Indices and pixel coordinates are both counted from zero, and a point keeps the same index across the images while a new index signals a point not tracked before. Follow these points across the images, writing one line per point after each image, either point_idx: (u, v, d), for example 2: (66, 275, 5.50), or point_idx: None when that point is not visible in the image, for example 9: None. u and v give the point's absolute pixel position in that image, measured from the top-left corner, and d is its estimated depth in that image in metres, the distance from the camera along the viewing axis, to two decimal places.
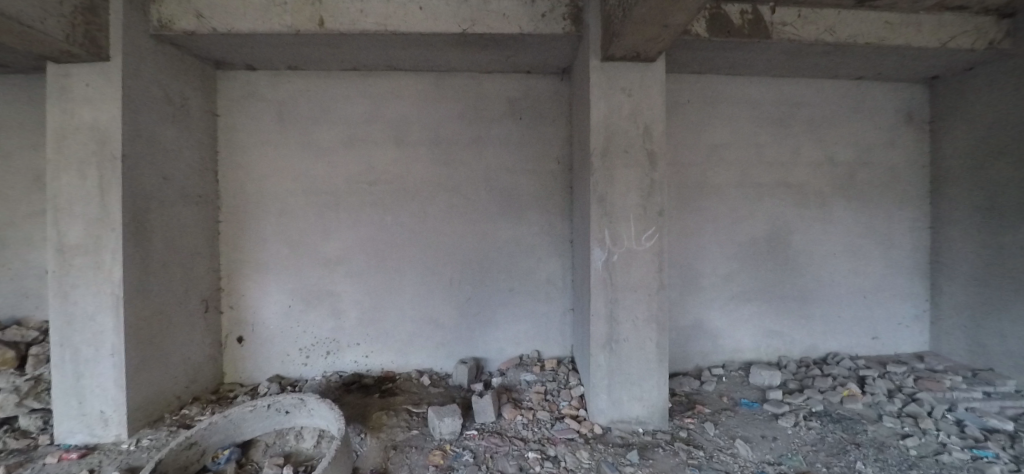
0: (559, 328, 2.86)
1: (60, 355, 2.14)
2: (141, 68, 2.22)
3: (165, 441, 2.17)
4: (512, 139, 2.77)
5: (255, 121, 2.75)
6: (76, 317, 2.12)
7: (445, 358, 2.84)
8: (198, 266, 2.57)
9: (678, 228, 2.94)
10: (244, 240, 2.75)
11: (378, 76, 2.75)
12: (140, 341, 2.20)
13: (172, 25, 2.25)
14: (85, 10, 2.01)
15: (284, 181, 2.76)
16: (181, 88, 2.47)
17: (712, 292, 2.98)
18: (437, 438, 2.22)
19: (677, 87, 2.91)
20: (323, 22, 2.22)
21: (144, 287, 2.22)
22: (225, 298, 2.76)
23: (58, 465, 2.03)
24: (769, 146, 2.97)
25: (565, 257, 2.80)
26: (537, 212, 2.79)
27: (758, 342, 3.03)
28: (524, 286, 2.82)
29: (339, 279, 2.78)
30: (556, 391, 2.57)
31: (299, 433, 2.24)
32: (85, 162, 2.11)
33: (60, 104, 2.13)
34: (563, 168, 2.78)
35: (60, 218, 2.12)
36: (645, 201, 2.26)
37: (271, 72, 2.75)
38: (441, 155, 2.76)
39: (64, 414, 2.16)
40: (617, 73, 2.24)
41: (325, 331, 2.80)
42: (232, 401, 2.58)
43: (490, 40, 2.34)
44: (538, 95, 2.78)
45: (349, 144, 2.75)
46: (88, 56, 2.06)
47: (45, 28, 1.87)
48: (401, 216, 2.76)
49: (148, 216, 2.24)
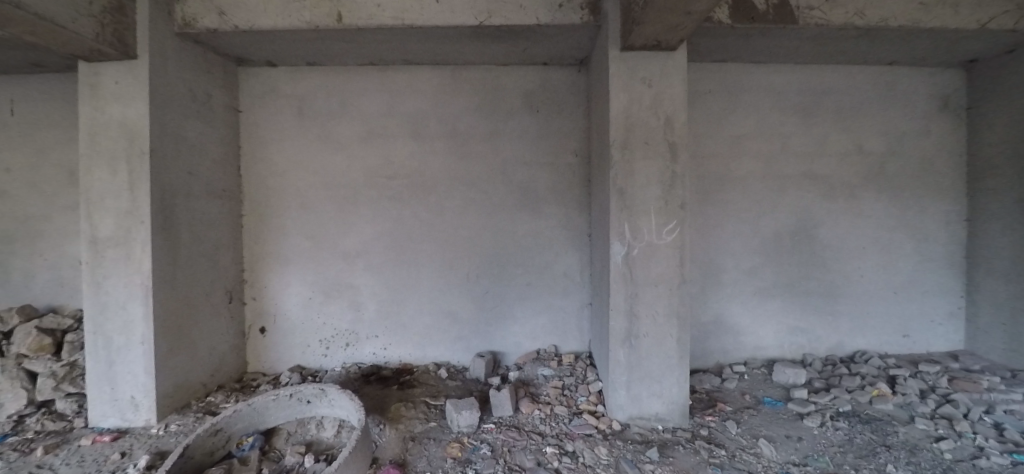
0: (577, 322, 2.83)
1: (94, 342, 2.22)
2: (167, 65, 2.27)
3: (191, 427, 2.23)
4: (530, 131, 2.75)
5: (275, 116, 2.79)
6: (109, 306, 2.20)
7: (462, 352, 2.84)
8: (222, 258, 2.63)
9: (699, 222, 2.87)
10: (266, 233, 2.80)
11: (395, 70, 2.76)
12: (168, 330, 2.27)
13: (195, 23, 2.29)
14: (113, 10, 2.07)
15: (304, 175, 2.80)
16: (205, 85, 2.52)
17: (733, 288, 2.91)
18: (454, 430, 2.22)
19: (698, 77, 2.84)
20: (341, 16, 2.24)
21: (172, 278, 2.28)
22: (248, 290, 2.82)
23: (92, 447, 2.11)
24: (796, 137, 2.87)
25: (583, 250, 2.77)
26: (554, 206, 2.76)
27: (782, 339, 2.95)
28: (542, 280, 2.80)
29: (357, 273, 2.81)
30: (573, 386, 2.55)
31: (319, 422, 2.28)
32: (115, 157, 2.18)
33: (91, 101, 2.20)
34: (581, 160, 2.74)
35: (91, 211, 2.19)
36: (665, 194, 2.21)
37: (290, 69, 2.79)
38: (459, 148, 2.75)
39: (97, 398, 2.24)
40: (636, 63, 2.19)
41: (345, 323, 2.83)
42: (255, 389, 2.64)
43: (507, 32, 2.31)
44: (555, 87, 2.74)
45: (367, 138, 2.77)
46: (116, 54, 2.12)
47: (75, 28, 1.92)
48: (418, 209, 2.77)
49: (175, 209, 2.30)
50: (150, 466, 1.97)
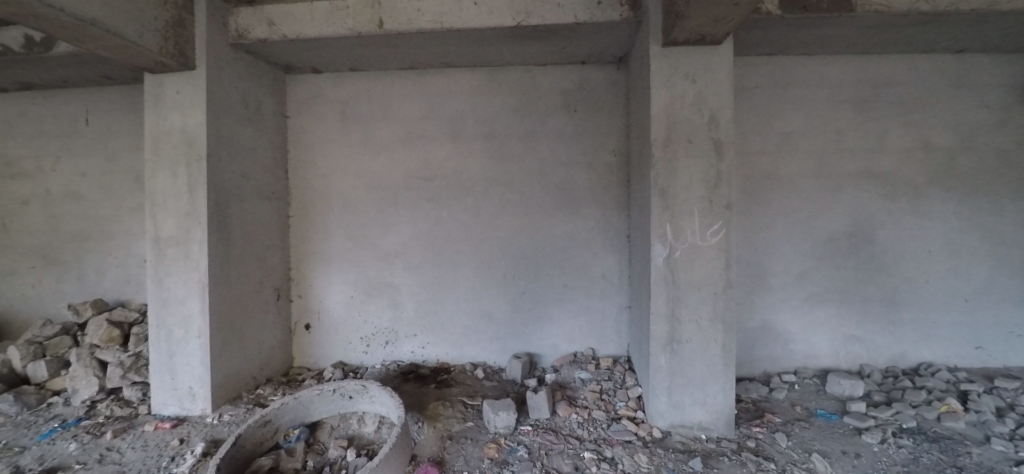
0: (615, 326, 2.76)
1: (157, 335, 2.37)
2: (223, 75, 2.40)
3: (243, 418, 2.34)
4: (567, 132, 2.72)
5: (320, 121, 2.90)
6: (170, 301, 2.34)
7: (498, 353, 2.84)
8: (271, 257, 2.75)
9: (745, 223, 2.75)
10: (311, 233, 2.91)
11: (434, 74, 2.80)
12: (222, 325, 2.39)
13: (248, 34, 2.42)
14: (175, 24, 2.20)
15: (347, 177, 2.89)
16: (256, 93, 2.65)
17: (783, 293, 2.76)
18: (491, 431, 2.22)
19: (745, 72, 2.72)
20: (383, 22, 2.29)
21: (226, 276, 2.40)
22: (295, 288, 2.94)
23: (155, 433, 2.25)
24: (852, 133, 2.69)
25: (622, 252, 2.70)
26: (592, 206, 2.71)
27: (837, 348, 2.76)
28: (579, 282, 2.75)
29: (397, 273, 2.86)
30: (612, 391, 2.49)
31: (361, 418, 2.34)
32: (177, 162, 2.32)
33: (155, 110, 2.36)
34: (620, 160, 2.68)
35: (155, 212, 2.34)
36: (710, 194, 2.12)
37: (334, 75, 2.88)
38: (496, 149, 2.76)
39: (159, 387, 2.39)
40: (679, 58, 2.11)
41: (384, 321, 2.90)
42: (300, 383, 2.74)
43: (545, 32, 2.30)
44: (593, 85, 2.70)
45: (407, 141, 2.83)
46: (177, 65, 2.25)
47: (143, 42, 2.05)
48: (455, 210, 2.80)
49: (229, 210, 2.42)
50: (205, 453, 2.08)
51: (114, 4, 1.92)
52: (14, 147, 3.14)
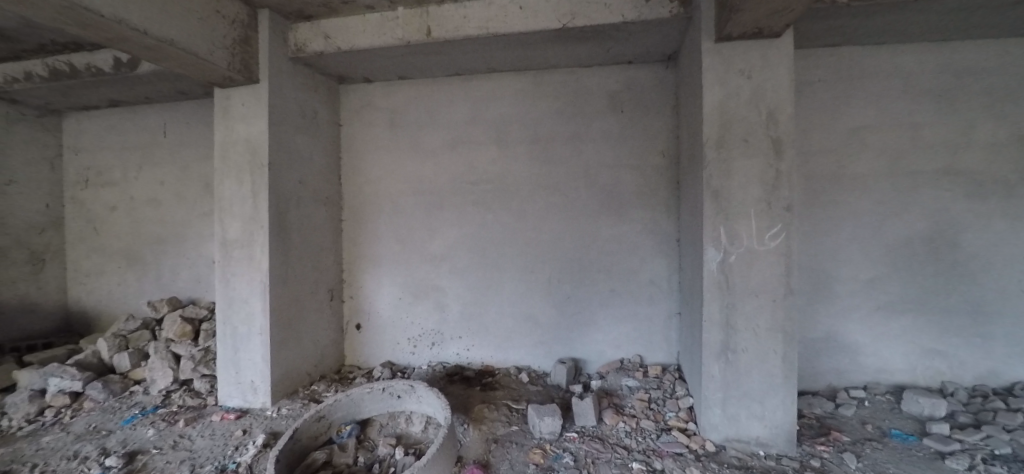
0: (665, 333, 2.66)
1: (224, 331, 2.54)
2: (283, 87, 2.55)
3: (299, 412, 2.45)
4: (613, 133, 2.66)
5: (371, 128, 3.01)
6: (235, 300, 2.50)
7: (543, 357, 2.81)
8: (325, 259, 2.88)
9: (807, 226, 2.58)
10: (362, 236, 3.03)
11: (478, 79, 2.84)
12: (281, 323, 2.52)
13: (306, 48, 2.56)
14: (241, 41, 2.36)
15: (395, 182, 2.97)
16: (313, 103, 2.79)
17: (850, 301, 2.56)
18: (536, 437, 2.19)
19: (805, 66, 2.56)
20: (430, 31, 2.35)
21: (285, 277, 2.54)
22: (347, 289, 3.06)
23: (221, 423, 2.40)
24: (931, 127, 2.45)
25: (671, 256, 2.61)
26: (639, 209, 2.64)
27: (914, 362, 2.52)
28: (626, 287, 2.68)
29: (443, 275, 2.91)
30: (661, 400, 2.40)
31: (408, 417, 2.39)
32: (242, 169, 2.47)
33: (224, 122, 2.53)
34: (669, 161, 2.59)
35: (223, 216, 2.51)
36: (769, 195, 2.00)
37: (384, 84, 2.99)
38: (540, 153, 2.75)
39: (225, 380, 2.56)
40: (734, 54, 2.02)
41: (430, 322, 2.95)
42: (352, 381, 2.84)
43: (591, 33, 2.26)
44: (641, 85, 2.63)
45: (452, 146, 2.88)
46: (243, 80, 2.41)
47: (214, 59, 2.20)
48: (500, 214, 2.81)
49: (288, 214, 2.56)
50: (266, 444, 2.19)
51: (190, 25, 2.08)
52: (104, 159, 3.50)
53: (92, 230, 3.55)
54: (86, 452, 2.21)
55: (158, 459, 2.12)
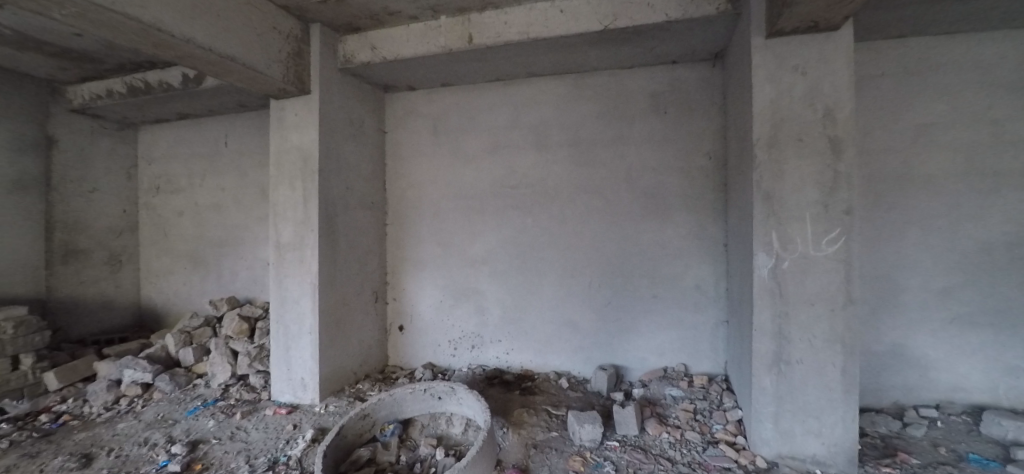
0: (711, 341, 2.56)
1: (277, 329, 2.67)
2: (332, 97, 2.67)
3: (345, 409, 2.54)
4: (656, 135, 2.60)
5: (413, 135, 3.10)
6: (287, 300, 2.63)
7: (583, 363, 2.78)
8: (370, 262, 2.98)
9: (869, 231, 2.42)
10: (405, 240, 3.11)
11: (518, 84, 2.86)
12: (329, 323, 2.62)
13: (354, 59, 2.67)
14: (295, 55, 2.49)
15: (436, 187, 3.04)
16: (359, 112, 2.91)
17: (919, 312, 2.37)
18: (576, 444, 2.16)
19: (865, 60, 2.41)
20: (471, 38, 2.39)
21: (333, 278, 2.65)
22: (391, 291, 3.16)
23: (273, 417, 2.53)
24: (1013, 122, 2.23)
25: (719, 262, 2.51)
26: (684, 213, 2.56)
27: (995, 381, 2.29)
28: (670, 293, 2.61)
29: (483, 278, 2.95)
30: (707, 411, 2.30)
31: (449, 418, 2.43)
32: (294, 176, 2.61)
33: (278, 131, 2.68)
34: (717, 163, 2.50)
35: (277, 220, 2.65)
36: (827, 197, 1.88)
37: (426, 91, 3.07)
38: (580, 156, 2.73)
39: (278, 376, 2.69)
40: (787, 49, 1.92)
41: (470, 325, 2.99)
42: (394, 381, 2.92)
43: (633, 34, 2.23)
44: (686, 86, 2.56)
45: (492, 150, 2.91)
46: (296, 91, 2.54)
47: (271, 72, 2.34)
48: (540, 218, 2.81)
49: (336, 219, 2.67)
50: (314, 439, 2.28)
51: (250, 41, 2.22)
52: (173, 168, 3.79)
53: (161, 233, 3.86)
54: (155, 439, 2.38)
55: (218, 449, 2.26)
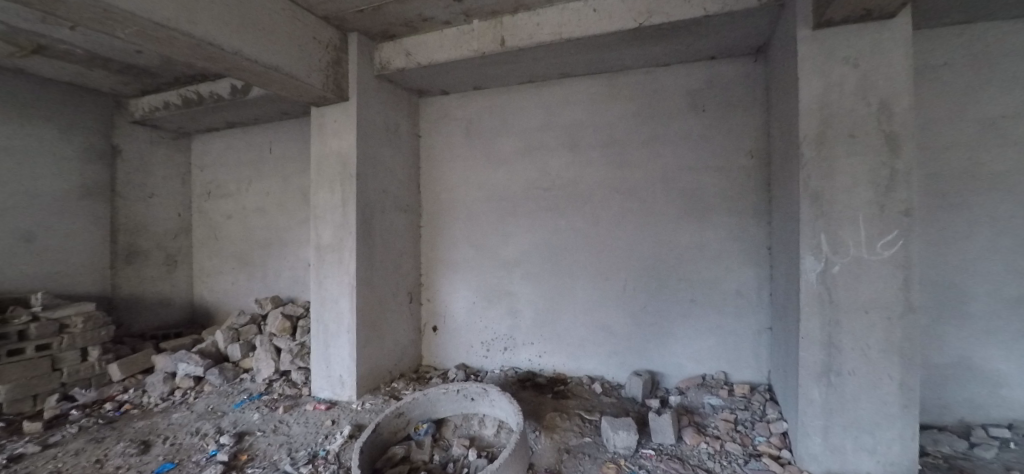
0: (754, 349, 2.45)
1: (317, 328, 2.78)
2: (368, 102, 2.75)
3: (381, 407, 2.60)
4: (694, 134, 2.52)
5: (446, 138, 3.15)
6: (327, 300, 2.72)
7: (617, 368, 2.73)
8: (405, 263, 3.05)
9: (930, 233, 2.25)
10: (439, 242, 3.17)
11: (551, 85, 2.85)
12: (366, 322, 2.70)
13: (389, 65, 2.74)
14: (334, 63, 2.59)
15: (469, 189, 3.08)
16: (395, 117, 2.99)
17: (989, 322, 2.18)
18: (610, 450, 2.12)
19: (924, 49, 2.24)
20: (504, 40, 2.40)
21: (370, 279, 2.72)
22: (425, 292, 3.22)
23: (314, 412, 2.63)
24: None
25: (762, 266, 2.40)
26: (724, 215, 2.47)
27: None
28: (709, 297, 2.52)
29: (515, 280, 2.95)
30: (749, 422, 2.20)
31: (481, 420, 2.44)
32: (333, 180, 2.70)
33: (318, 137, 2.78)
34: (759, 162, 2.40)
35: (318, 223, 2.76)
36: (883, 197, 1.76)
37: (459, 95, 3.12)
38: (614, 158, 2.69)
39: (318, 373, 2.79)
40: (837, 40, 1.81)
41: (503, 327, 3.00)
42: (428, 381, 2.97)
43: (668, 31, 2.17)
44: (725, 82, 2.47)
45: (525, 153, 2.91)
46: (335, 98, 2.64)
47: (311, 81, 2.44)
48: (573, 220, 2.79)
49: (372, 221, 2.74)
50: (352, 435, 2.34)
51: (292, 52, 2.32)
52: (223, 174, 4.02)
53: (212, 235, 4.10)
54: (205, 429, 2.52)
55: (262, 441, 2.36)
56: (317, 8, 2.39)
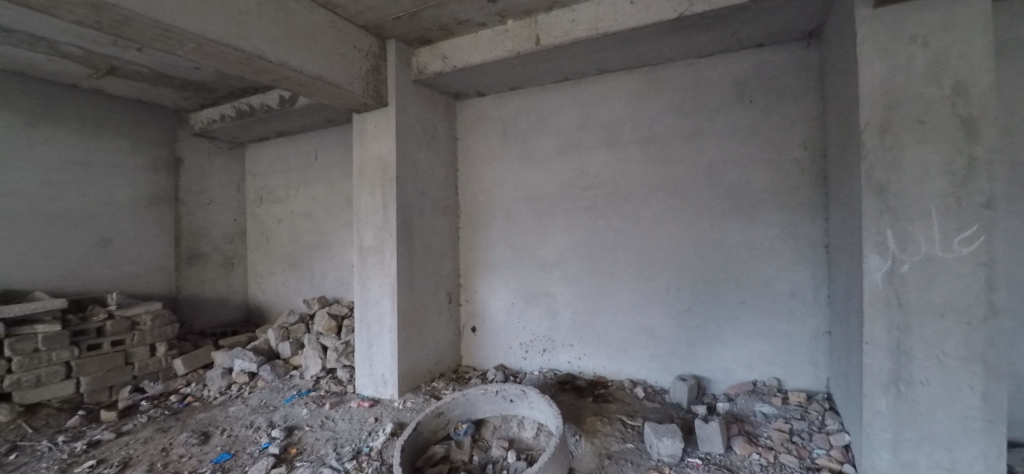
0: (811, 354, 2.29)
1: (361, 327, 2.87)
2: (407, 107, 2.82)
3: (422, 405, 2.65)
4: (741, 127, 2.41)
5: (483, 140, 3.18)
6: (370, 300, 2.80)
7: (660, 372, 2.64)
8: (444, 264, 3.10)
9: (1018, 228, 2.02)
10: (477, 243, 3.20)
11: (588, 82, 2.81)
12: (407, 322, 2.76)
13: (427, 69, 2.80)
14: (374, 70, 2.67)
15: (506, 190, 3.09)
16: (433, 120, 3.05)
17: None
18: (654, 458, 2.04)
19: (1006, 23, 2.03)
20: (539, 39, 2.39)
21: (410, 280, 2.78)
22: (464, 293, 3.26)
23: (358, 409, 2.71)
24: None
25: (820, 266, 2.25)
26: (776, 211, 2.33)
27: None
28: (760, 299, 2.38)
29: (553, 281, 2.93)
30: (805, 433, 2.05)
31: (520, 421, 2.43)
32: (375, 184, 2.79)
33: (360, 142, 2.88)
34: (815, 155, 2.24)
35: (361, 225, 2.85)
36: (959, 188, 1.58)
37: (495, 96, 3.13)
38: (655, 154, 2.61)
39: (362, 371, 2.88)
40: (902, 19, 1.66)
41: (542, 329, 2.98)
42: (468, 381, 2.99)
43: (712, 19, 2.08)
44: (774, 71, 2.34)
45: (562, 152, 2.89)
46: (375, 104, 2.72)
47: (353, 88, 2.53)
48: (612, 219, 2.73)
49: (412, 224, 2.80)
50: (394, 433, 2.39)
51: (334, 61, 2.42)
52: (273, 180, 4.25)
53: (264, 239, 4.34)
54: (259, 422, 2.66)
55: (310, 435, 2.46)
56: (358, 17, 2.47)
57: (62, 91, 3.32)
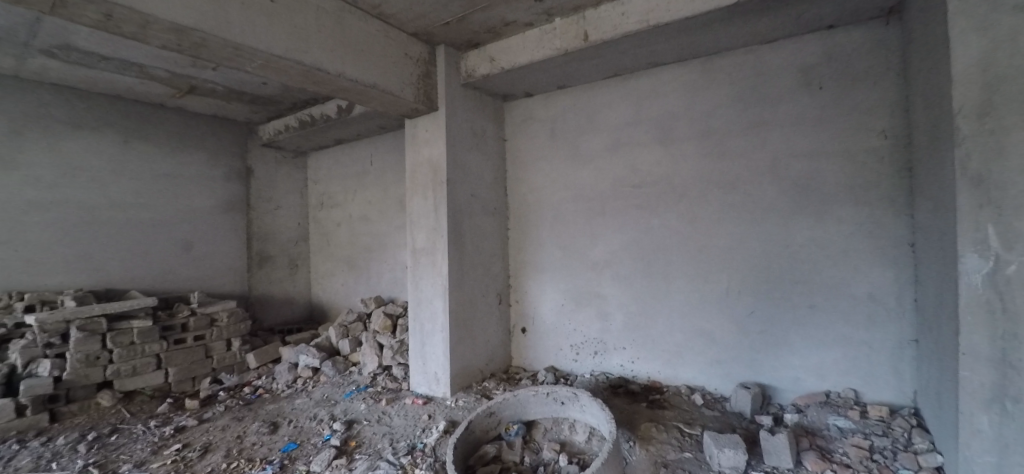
0: (895, 365, 2.08)
1: (415, 326, 2.96)
2: (456, 111, 2.89)
3: (473, 405, 2.68)
4: (809, 116, 2.24)
5: (531, 141, 3.19)
6: (423, 300, 2.90)
7: (721, 379, 2.51)
8: (494, 265, 3.14)
9: None
10: (526, 244, 3.21)
11: (639, 76, 2.74)
12: (459, 322, 2.82)
13: (476, 73, 2.86)
14: (424, 76, 2.75)
15: (554, 191, 3.08)
16: (482, 123, 3.10)
17: None
18: (715, 469, 1.94)
19: None
20: (587, 35, 2.37)
21: (461, 280, 2.84)
22: (514, 294, 3.28)
23: (412, 406, 2.80)
24: None
25: (906, 265, 2.04)
26: (852, 207, 2.15)
27: None
28: (835, 302, 2.20)
29: (605, 282, 2.88)
30: (889, 452, 1.85)
31: (572, 425, 2.40)
32: (427, 187, 2.88)
33: (412, 148, 2.98)
34: (899, 143, 2.04)
35: (414, 228, 2.95)
36: None
37: (543, 96, 3.14)
38: (712, 149, 2.49)
39: (416, 369, 2.98)
40: None
41: (593, 331, 2.94)
42: (518, 381, 3.00)
43: (772, 3, 1.96)
44: (847, 53, 2.16)
45: (612, 150, 2.84)
46: (426, 109, 2.81)
47: (405, 94, 2.63)
48: (666, 218, 2.64)
49: (462, 226, 2.86)
50: (446, 430, 2.44)
51: (387, 69, 2.52)
52: (332, 186, 4.51)
53: (325, 242, 4.61)
54: (322, 415, 2.82)
55: (369, 429, 2.57)
56: (409, 25, 2.57)
57: (151, 110, 3.72)
